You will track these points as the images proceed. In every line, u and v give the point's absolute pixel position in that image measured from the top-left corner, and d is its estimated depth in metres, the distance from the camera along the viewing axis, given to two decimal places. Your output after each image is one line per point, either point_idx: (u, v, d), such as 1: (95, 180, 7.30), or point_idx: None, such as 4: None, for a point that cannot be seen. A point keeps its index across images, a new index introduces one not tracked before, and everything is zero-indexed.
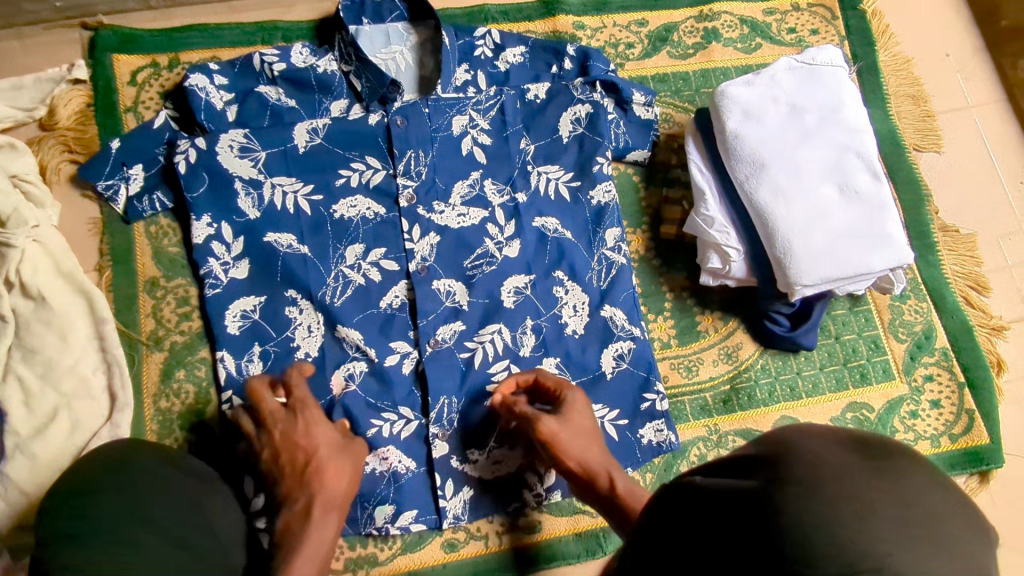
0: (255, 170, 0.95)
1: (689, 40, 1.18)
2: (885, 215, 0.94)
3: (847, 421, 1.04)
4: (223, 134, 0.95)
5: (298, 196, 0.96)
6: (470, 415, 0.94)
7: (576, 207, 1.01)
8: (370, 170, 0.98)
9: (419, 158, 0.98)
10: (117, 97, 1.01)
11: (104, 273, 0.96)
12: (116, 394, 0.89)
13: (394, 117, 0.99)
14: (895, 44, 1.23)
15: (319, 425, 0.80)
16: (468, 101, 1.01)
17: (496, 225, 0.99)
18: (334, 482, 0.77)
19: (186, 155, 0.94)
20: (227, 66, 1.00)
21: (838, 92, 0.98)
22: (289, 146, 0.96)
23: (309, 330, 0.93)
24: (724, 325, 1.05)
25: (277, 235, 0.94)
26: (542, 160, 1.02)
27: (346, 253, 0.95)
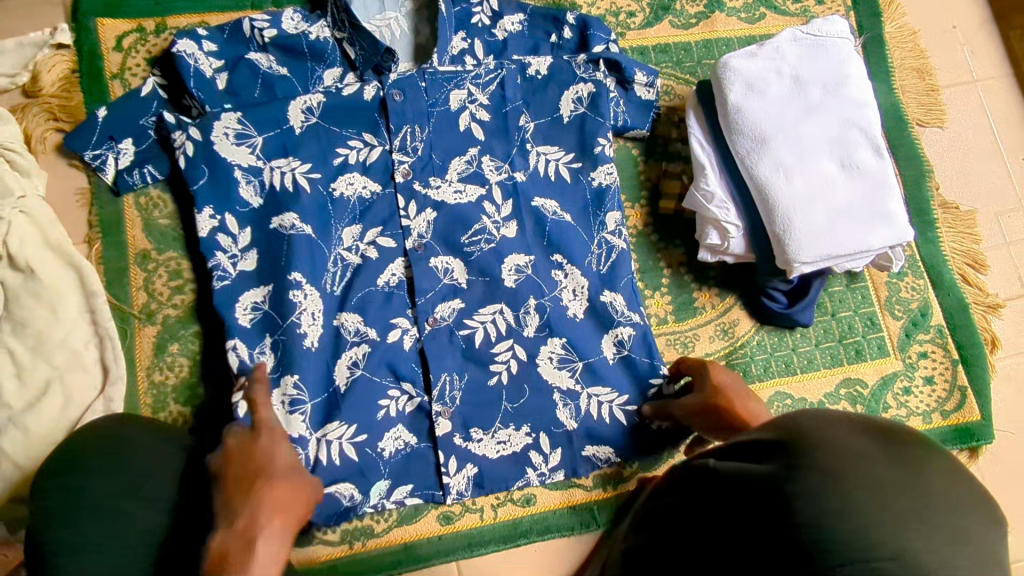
0: (254, 156, 0.93)
1: (692, 9, 1.15)
2: (886, 192, 0.93)
3: (840, 397, 1.04)
4: (217, 122, 0.93)
5: (296, 175, 0.94)
6: (473, 394, 0.94)
7: (575, 187, 1.01)
8: (367, 147, 0.97)
9: (415, 133, 0.97)
10: (103, 63, 0.98)
11: (94, 245, 0.94)
12: (110, 367, 0.88)
13: (391, 90, 0.97)
14: (901, 16, 1.20)
15: (277, 445, 0.74)
16: (466, 75, 1.00)
17: (493, 204, 0.98)
18: (288, 502, 0.69)
19: (184, 148, 0.92)
20: (215, 31, 0.97)
21: (843, 65, 0.96)
22: (286, 129, 0.95)
23: (314, 317, 0.91)
24: (721, 301, 1.05)
25: (280, 219, 0.92)
26: (542, 140, 1.01)
27: (343, 235, 0.94)
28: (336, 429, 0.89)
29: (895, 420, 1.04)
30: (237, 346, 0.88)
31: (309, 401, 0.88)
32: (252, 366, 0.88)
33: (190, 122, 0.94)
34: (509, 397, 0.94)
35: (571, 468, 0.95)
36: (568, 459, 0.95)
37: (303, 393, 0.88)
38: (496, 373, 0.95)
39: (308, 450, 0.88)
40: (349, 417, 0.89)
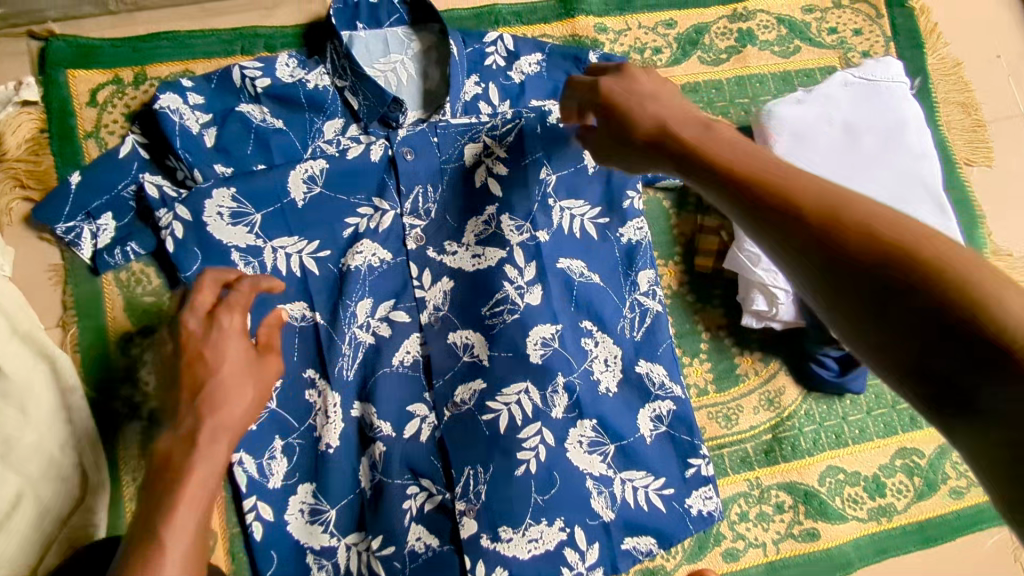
0: (253, 236, 0.84)
1: (722, 43, 1.06)
2: None
3: (896, 469, 0.96)
4: (208, 199, 0.83)
5: (303, 256, 0.85)
6: (500, 488, 0.84)
7: (604, 247, 0.93)
8: (378, 213, 0.88)
9: (428, 194, 0.89)
10: (75, 121, 0.87)
11: (70, 332, 0.83)
12: (98, 482, 0.79)
13: (400, 147, 0.88)
14: (943, 46, 1.11)
15: (230, 337, 0.66)
16: (482, 127, 0.91)
17: (515, 267, 0.90)
18: (235, 415, 0.63)
19: (172, 229, 0.82)
20: (201, 80, 0.88)
21: (900, 112, 0.87)
22: (286, 202, 0.85)
23: (328, 415, 0.83)
24: (765, 367, 0.96)
25: (289, 307, 0.85)
26: (565, 194, 0.93)
27: (357, 311, 0.86)
28: (362, 539, 0.82)
29: (955, 491, 0.96)
30: (245, 459, 0.80)
31: (332, 509, 0.81)
32: (265, 476, 0.81)
33: (176, 198, 0.83)
34: (540, 488, 0.85)
35: (610, 565, 0.86)
36: (607, 554, 0.86)
37: (324, 502, 0.81)
38: (524, 462, 0.85)
39: (338, 559, 0.81)
40: (374, 525, 0.82)
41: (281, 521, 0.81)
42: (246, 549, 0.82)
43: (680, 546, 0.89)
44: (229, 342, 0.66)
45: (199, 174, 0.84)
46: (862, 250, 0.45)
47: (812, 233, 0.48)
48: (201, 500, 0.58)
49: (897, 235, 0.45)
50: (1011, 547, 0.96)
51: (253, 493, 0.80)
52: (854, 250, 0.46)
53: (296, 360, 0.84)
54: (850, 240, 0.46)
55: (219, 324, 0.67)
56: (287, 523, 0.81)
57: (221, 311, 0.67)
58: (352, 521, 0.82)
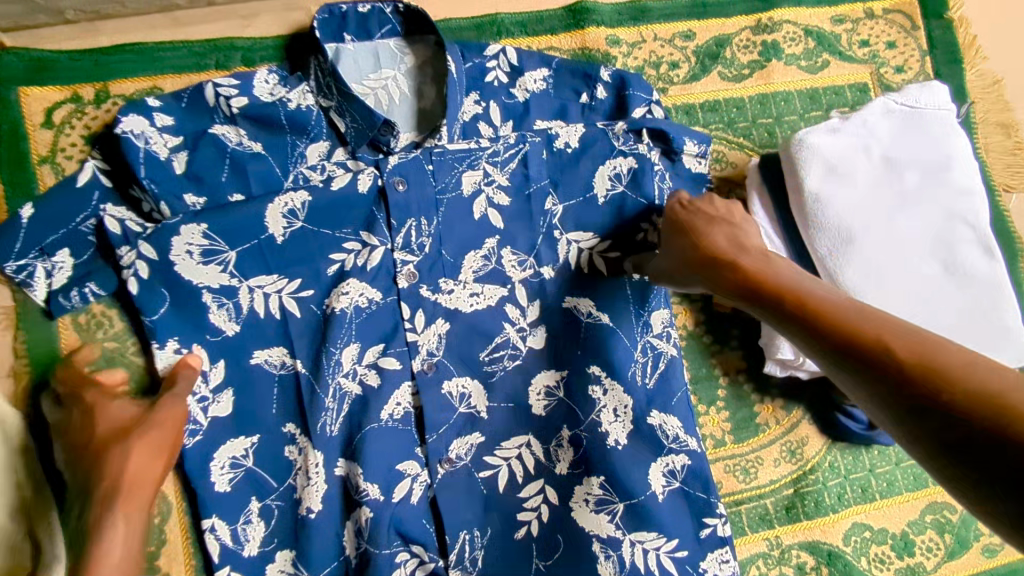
0: (228, 275, 0.76)
1: (744, 58, 0.97)
2: (1001, 303, 0.75)
3: (926, 525, 0.89)
4: (176, 236, 0.74)
5: (283, 297, 0.77)
6: (497, 553, 0.77)
7: (615, 284, 0.84)
8: (367, 248, 0.79)
9: (421, 227, 0.80)
10: (28, 145, 0.78)
11: (24, 385, 0.77)
12: (48, 562, 0.71)
13: (391, 177, 0.79)
14: (982, 61, 1.03)
15: (116, 414, 0.70)
16: (483, 153, 0.82)
17: (517, 307, 0.82)
18: (138, 474, 0.66)
19: (135, 269, 0.74)
20: (170, 99, 0.79)
21: (945, 145, 0.78)
22: (264, 238, 0.77)
23: (309, 476, 0.75)
24: (787, 416, 0.88)
25: (267, 354, 0.76)
26: (573, 226, 0.84)
27: (342, 358, 0.77)
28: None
29: (989, 549, 0.90)
30: (217, 524, 0.73)
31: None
32: (240, 543, 0.74)
33: (141, 234, 0.75)
34: (542, 552, 0.78)
35: None
36: None
37: (304, 572, 0.74)
38: (524, 524, 0.78)
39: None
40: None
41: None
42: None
43: None
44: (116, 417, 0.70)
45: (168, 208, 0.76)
46: (959, 399, 0.42)
47: (895, 378, 0.46)
48: (116, 558, 0.59)
49: (997, 383, 0.41)
50: None
51: (227, 562, 0.74)
52: (945, 398, 0.43)
53: (274, 414, 0.76)
54: (944, 383, 0.44)
55: (107, 404, 0.71)
56: None
57: (102, 397, 0.72)
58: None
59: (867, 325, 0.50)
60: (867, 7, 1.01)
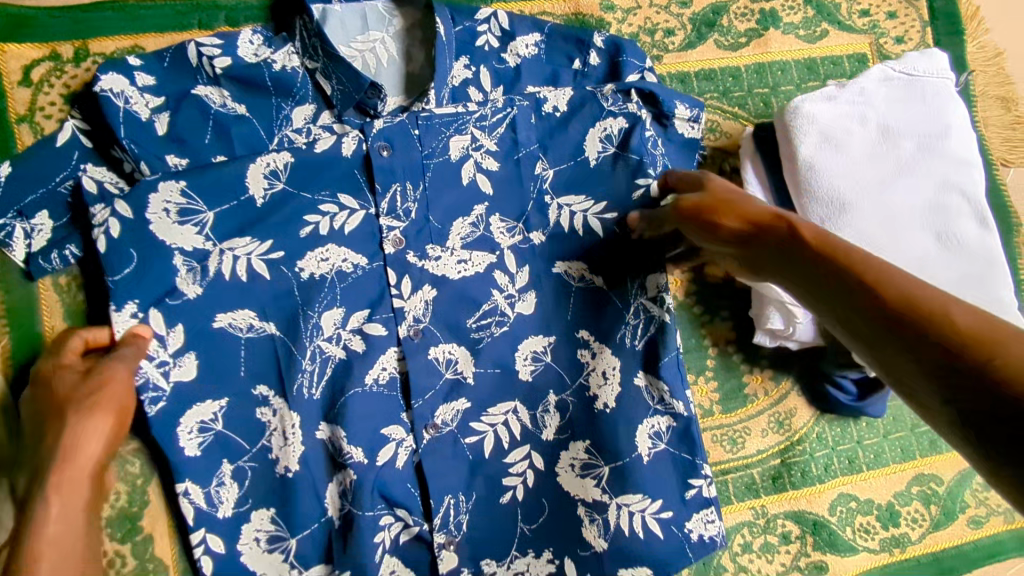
0: (203, 237, 0.74)
1: (741, 25, 0.95)
2: (995, 274, 0.74)
3: (912, 497, 0.89)
4: (153, 194, 0.73)
5: (254, 259, 0.75)
6: (483, 516, 0.78)
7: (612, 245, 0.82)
8: (345, 212, 0.78)
9: (406, 192, 0.78)
10: (6, 103, 0.77)
11: (5, 343, 0.76)
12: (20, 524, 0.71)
13: (376, 141, 0.78)
14: (985, 32, 1.01)
15: (71, 383, 0.68)
16: (470, 117, 0.80)
17: (506, 273, 0.81)
18: (81, 449, 0.63)
19: (106, 228, 0.71)
20: (151, 58, 0.77)
21: (943, 112, 0.77)
22: (244, 198, 0.75)
23: (285, 436, 0.75)
24: (776, 387, 0.88)
25: (232, 316, 0.74)
26: (564, 189, 0.82)
27: (322, 323, 0.76)
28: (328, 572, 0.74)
29: (974, 521, 0.90)
30: (189, 490, 0.72)
31: (292, 537, 0.74)
32: (213, 506, 0.73)
33: (116, 194, 0.73)
34: (527, 516, 0.79)
35: None
36: None
37: (284, 530, 0.74)
38: (510, 488, 0.79)
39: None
40: (342, 557, 0.74)
41: (233, 553, 0.73)
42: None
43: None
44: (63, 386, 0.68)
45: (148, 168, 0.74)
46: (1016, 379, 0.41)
47: (947, 348, 0.44)
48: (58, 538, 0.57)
49: None
50: None
51: (201, 525, 0.72)
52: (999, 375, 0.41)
53: (245, 375, 0.74)
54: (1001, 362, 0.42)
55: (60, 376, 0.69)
56: (241, 554, 0.73)
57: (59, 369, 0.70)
58: (316, 552, 0.75)
59: (924, 295, 0.48)
60: None
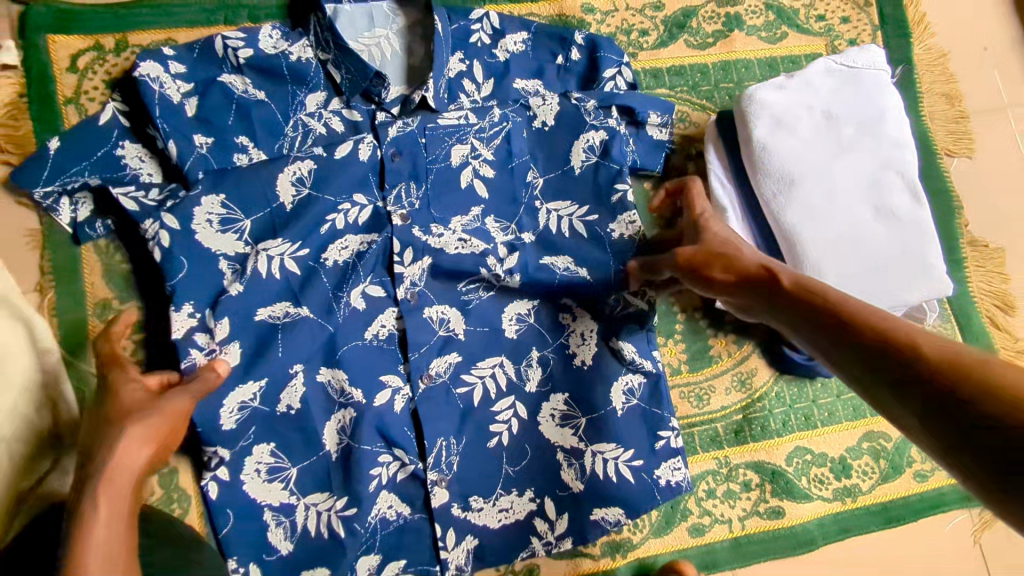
0: (242, 244, 0.83)
1: (709, 27, 1.06)
2: (925, 241, 0.84)
3: (863, 451, 0.98)
4: (198, 207, 0.82)
5: (284, 259, 0.83)
6: (471, 458, 0.87)
7: (595, 244, 0.91)
8: (357, 208, 0.87)
9: (410, 190, 0.89)
10: (55, 86, 0.87)
11: (49, 297, 0.85)
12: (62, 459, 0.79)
13: (388, 148, 0.88)
14: (930, 36, 1.12)
15: (121, 389, 0.69)
16: (470, 128, 0.90)
17: (496, 257, 0.89)
18: (121, 463, 0.61)
19: (158, 239, 0.80)
20: (182, 50, 0.86)
21: (879, 101, 0.87)
22: (275, 206, 0.85)
23: (289, 379, 0.83)
24: (738, 349, 0.97)
25: (271, 308, 0.83)
26: (553, 195, 0.92)
27: (352, 301, 0.86)
28: (326, 499, 0.83)
29: (919, 475, 0.99)
30: (220, 451, 0.80)
31: (292, 467, 0.82)
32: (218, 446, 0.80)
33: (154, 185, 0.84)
34: (511, 459, 0.87)
35: (579, 536, 0.88)
36: (576, 525, 0.88)
37: (284, 460, 0.82)
38: (496, 434, 0.87)
39: (295, 517, 0.82)
40: (341, 486, 0.83)
41: (235, 481, 0.81)
42: (204, 510, 0.83)
43: (646, 518, 0.91)
44: (127, 396, 0.68)
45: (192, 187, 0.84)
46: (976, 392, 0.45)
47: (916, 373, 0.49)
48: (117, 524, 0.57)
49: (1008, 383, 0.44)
50: (971, 529, 0.98)
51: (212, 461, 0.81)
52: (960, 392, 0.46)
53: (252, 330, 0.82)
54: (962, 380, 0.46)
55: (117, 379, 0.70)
56: (242, 482, 0.81)
57: (114, 370, 0.72)
58: (313, 481, 0.83)
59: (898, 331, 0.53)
60: None
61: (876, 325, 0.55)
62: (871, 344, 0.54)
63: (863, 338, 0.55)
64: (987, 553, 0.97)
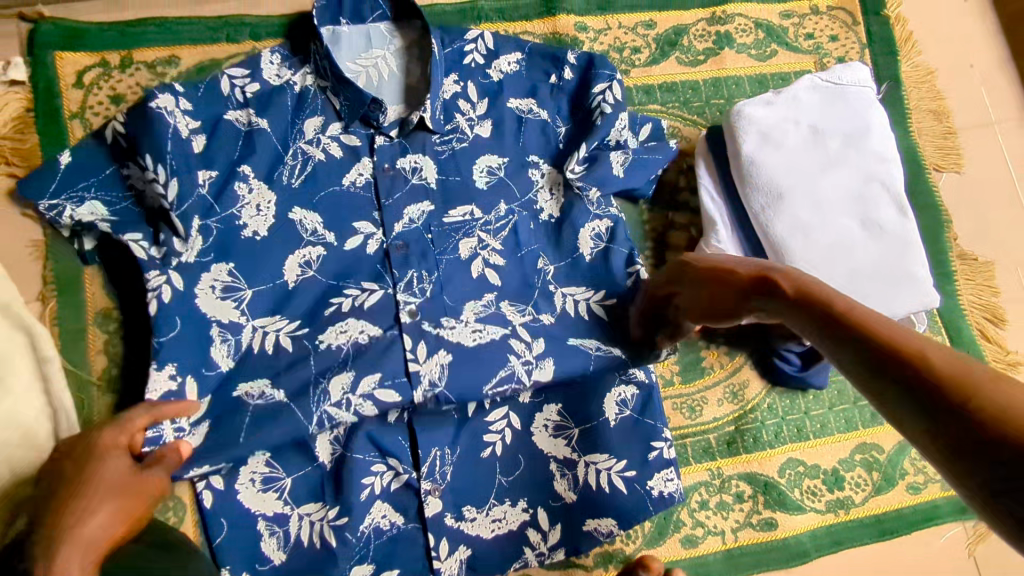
0: (239, 313, 0.81)
1: (699, 45, 1.08)
2: (910, 253, 0.86)
3: (855, 463, 0.98)
4: (205, 273, 0.81)
5: (281, 335, 0.82)
6: (464, 469, 0.87)
7: (610, 324, 0.89)
8: (365, 298, 0.85)
9: (422, 281, 0.86)
10: (61, 101, 0.89)
11: (51, 306, 0.86)
12: None
13: (395, 241, 0.87)
14: (917, 54, 1.14)
15: (109, 455, 0.69)
16: (476, 221, 0.89)
17: (520, 340, 0.85)
18: (85, 531, 0.60)
19: (159, 292, 0.79)
20: (189, 86, 0.86)
21: (865, 117, 0.90)
22: (277, 285, 0.83)
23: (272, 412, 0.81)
24: (730, 360, 0.98)
25: (249, 386, 0.80)
26: (564, 278, 0.90)
27: (331, 386, 0.80)
28: (319, 508, 0.83)
29: (912, 487, 0.99)
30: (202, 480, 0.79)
31: (287, 477, 0.83)
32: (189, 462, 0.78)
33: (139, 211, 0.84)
34: (504, 469, 0.88)
35: (572, 546, 0.88)
36: (569, 536, 0.88)
37: (279, 469, 0.83)
38: (490, 444, 0.88)
39: (289, 527, 0.82)
40: (334, 496, 0.84)
41: (231, 490, 0.82)
42: (198, 519, 0.84)
43: (639, 529, 0.91)
44: (109, 466, 0.68)
45: (184, 239, 0.81)
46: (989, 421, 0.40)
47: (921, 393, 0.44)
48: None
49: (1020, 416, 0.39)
50: (965, 541, 0.98)
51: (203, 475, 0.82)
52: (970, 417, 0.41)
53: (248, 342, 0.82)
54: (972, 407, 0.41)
55: (102, 441, 0.70)
56: (237, 492, 0.82)
57: (112, 428, 0.71)
58: (308, 491, 0.84)
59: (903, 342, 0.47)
60: (813, 4, 1.13)
61: (881, 335, 0.49)
62: (879, 359, 0.48)
63: (866, 351, 0.49)
64: (982, 566, 0.97)
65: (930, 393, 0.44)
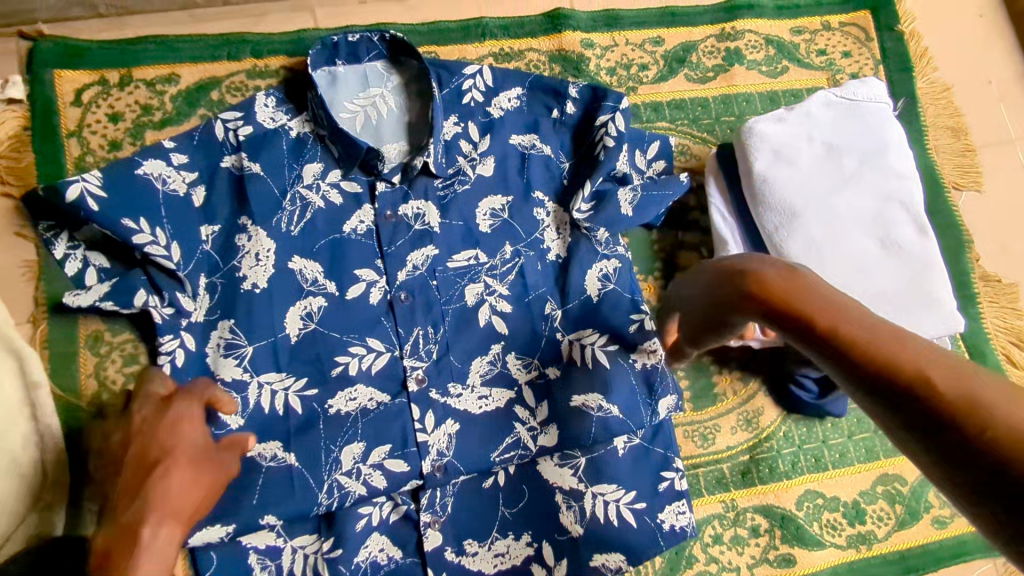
0: (241, 369, 0.79)
1: (709, 62, 1.06)
2: (931, 274, 0.82)
3: (877, 496, 0.94)
4: (214, 330, 0.80)
5: (289, 393, 0.80)
6: (466, 500, 0.83)
7: (618, 373, 0.85)
8: (372, 354, 0.82)
9: (428, 335, 0.83)
10: (59, 119, 0.88)
11: (42, 328, 0.84)
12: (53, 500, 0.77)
13: (399, 293, 0.84)
14: (933, 70, 1.11)
15: (184, 425, 0.67)
16: (482, 267, 0.86)
17: (525, 408, 0.84)
18: (170, 500, 0.61)
19: (172, 356, 0.79)
20: (183, 139, 0.84)
21: (881, 134, 0.86)
22: (279, 338, 0.80)
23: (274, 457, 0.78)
24: (744, 387, 0.94)
25: (262, 447, 0.78)
26: (573, 326, 0.87)
27: (342, 457, 0.79)
28: (314, 541, 0.80)
29: (938, 521, 0.94)
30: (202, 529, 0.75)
31: None
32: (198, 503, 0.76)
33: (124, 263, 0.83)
34: (507, 501, 0.84)
35: None
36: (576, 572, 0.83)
37: None
38: (492, 474, 0.84)
39: (282, 560, 0.79)
40: (329, 528, 0.80)
41: None
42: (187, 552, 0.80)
43: (650, 564, 0.87)
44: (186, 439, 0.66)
45: (191, 296, 0.81)
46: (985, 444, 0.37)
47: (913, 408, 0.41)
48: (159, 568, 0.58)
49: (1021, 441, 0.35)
50: None
51: None
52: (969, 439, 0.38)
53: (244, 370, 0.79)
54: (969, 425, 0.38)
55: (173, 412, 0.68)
56: None
57: (178, 399, 0.69)
58: (302, 523, 0.80)
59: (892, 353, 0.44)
60: (825, 19, 1.11)
61: (868, 347, 0.45)
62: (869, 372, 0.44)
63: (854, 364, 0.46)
64: None
65: (926, 414, 0.40)
